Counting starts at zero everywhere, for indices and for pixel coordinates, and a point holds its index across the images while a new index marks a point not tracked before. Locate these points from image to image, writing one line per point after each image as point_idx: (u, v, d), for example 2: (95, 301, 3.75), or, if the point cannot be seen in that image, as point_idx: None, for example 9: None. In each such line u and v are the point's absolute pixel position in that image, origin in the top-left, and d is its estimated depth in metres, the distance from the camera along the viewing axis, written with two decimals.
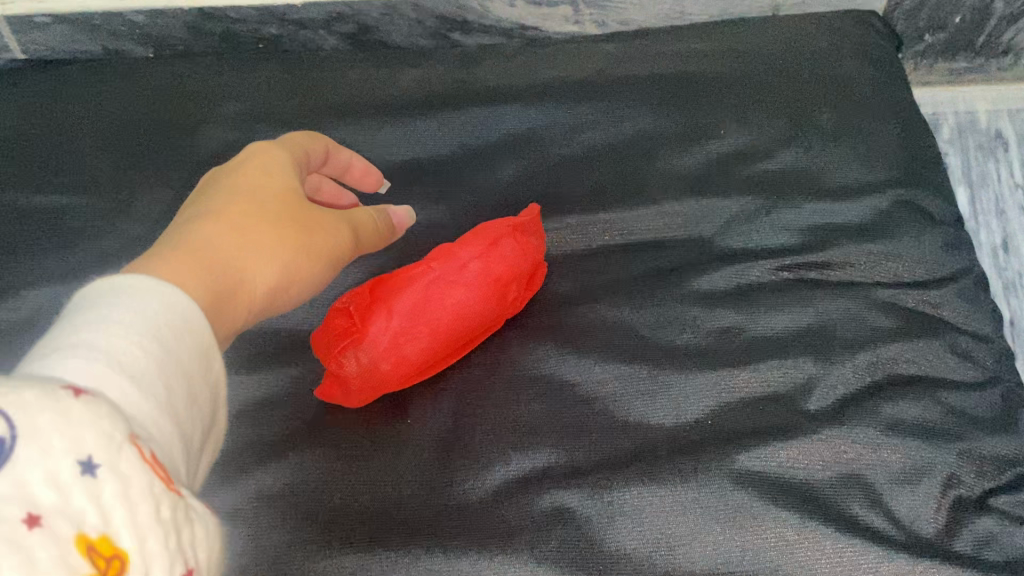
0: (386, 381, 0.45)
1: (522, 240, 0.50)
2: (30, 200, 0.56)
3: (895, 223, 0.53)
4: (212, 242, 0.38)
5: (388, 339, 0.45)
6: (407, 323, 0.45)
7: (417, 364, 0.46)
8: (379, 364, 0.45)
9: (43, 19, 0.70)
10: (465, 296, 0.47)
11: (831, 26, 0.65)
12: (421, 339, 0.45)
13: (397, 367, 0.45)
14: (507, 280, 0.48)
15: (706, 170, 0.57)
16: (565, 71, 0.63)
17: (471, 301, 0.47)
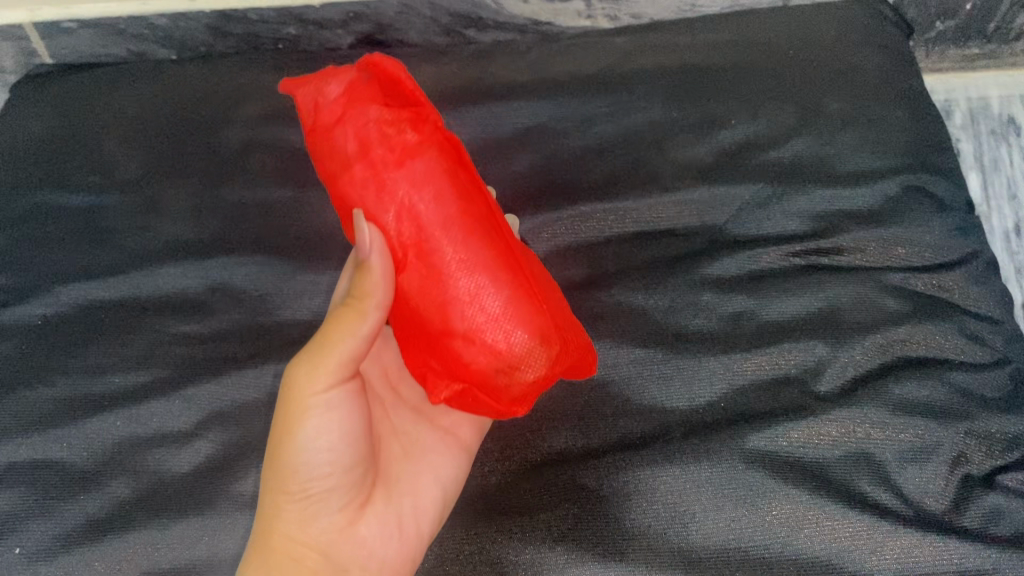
0: (539, 316, 0.37)
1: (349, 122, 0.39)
2: (61, 200, 0.58)
3: (905, 208, 0.54)
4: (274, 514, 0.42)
5: (513, 339, 0.37)
6: (453, 293, 0.37)
7: (507, 267, 0.38)
8: (515, 339, 0.37)
9: (70, 25, 0.72)
10: (417, 201, 0.38)
11: (842, 15, 0.66)
12: (479, 276, 0.37)
13: (518, 306, 0.37)
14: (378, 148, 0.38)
15: (718, 159, 0.58)
16: (579, 64, 0.64)
17: (422, 193, 0.38)
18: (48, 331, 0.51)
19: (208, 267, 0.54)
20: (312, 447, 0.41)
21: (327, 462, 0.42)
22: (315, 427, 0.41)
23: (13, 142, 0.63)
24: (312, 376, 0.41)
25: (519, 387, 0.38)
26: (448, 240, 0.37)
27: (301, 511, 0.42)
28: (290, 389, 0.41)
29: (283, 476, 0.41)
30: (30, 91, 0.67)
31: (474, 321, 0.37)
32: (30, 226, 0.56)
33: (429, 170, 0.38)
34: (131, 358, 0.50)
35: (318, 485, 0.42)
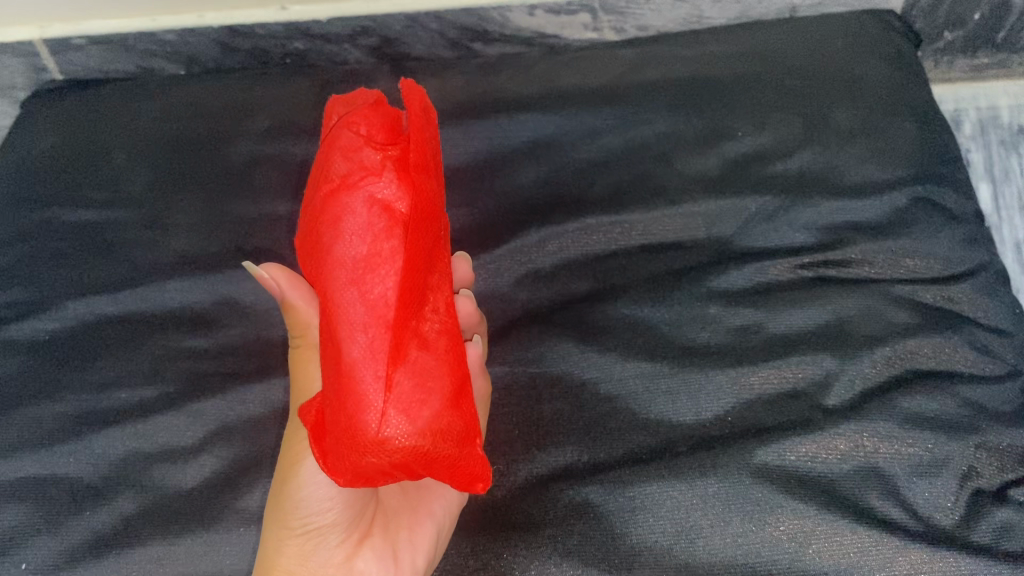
0: (399, 393, 0.32)
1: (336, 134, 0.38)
2: (69, 215, 0.58)
3: (913, 219, 0.53)
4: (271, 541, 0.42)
5: (378, 416, 0.31)
6: (339, 341, 0.33)
7: (384, 329, 0.33)
8: (381, 411, 0.31)
9: (80, 41, 0.73)
10: (340, 230, 0.35)
11: (849, 27, 0.66)
12: (356, 326, 0.33)
13: (377, 373, 0.32)
14: (340, 167, 0.37)
15: (724, 171, 0.58)
16: (584, 77, 0.64)
17: (348, 223, 0.35)
18: (54, 346, 0.51)
19: (215, 282, 0.54)
20: (314, 483, 0.41)
21: (330, 499, 0.42)
22: (320, 465, 0.41)
23: (23, 158, 0.63)
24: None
25: (354, 453, 0.32)
26: (344, 276, 0.34)
27: (301, 546, 0.42)
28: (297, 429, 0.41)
29: (283, 512, 0.41)
30: (40, 107, 0.68)
31: (342, 375, 0.32)
32: (38, 241, 0.57)
33: (371, 203, 0.35)
34: (137, 373, 0.50)
35: (323, 520, 0.42)
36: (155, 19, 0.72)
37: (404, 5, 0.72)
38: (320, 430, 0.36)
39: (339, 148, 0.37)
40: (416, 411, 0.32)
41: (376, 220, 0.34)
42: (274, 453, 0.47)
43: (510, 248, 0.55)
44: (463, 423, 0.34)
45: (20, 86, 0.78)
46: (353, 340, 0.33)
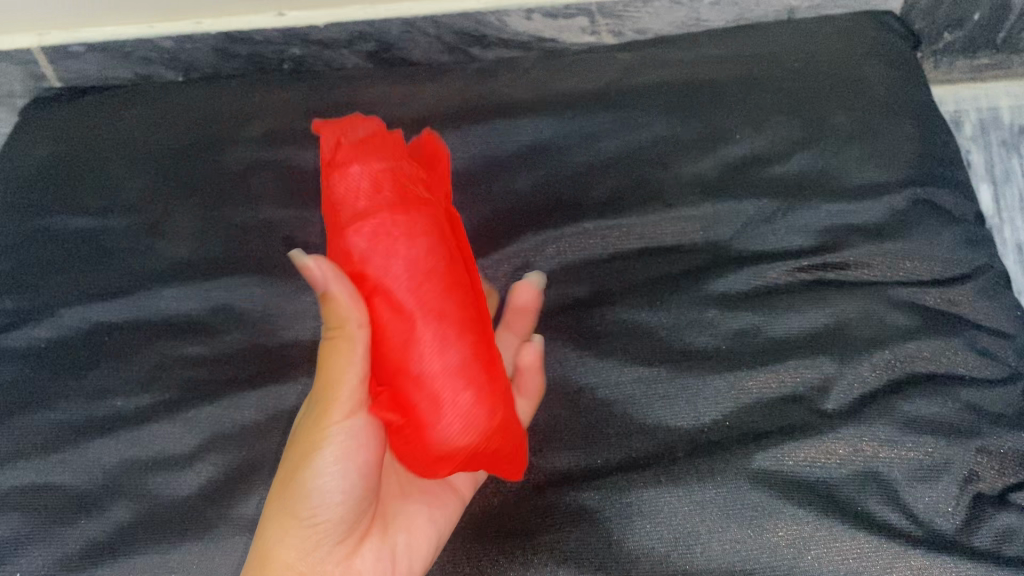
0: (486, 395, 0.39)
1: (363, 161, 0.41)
2: (66, 222, 0.58)
3: (913, 221, 0.53)
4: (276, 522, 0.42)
5: (468, 405, 0.38)
6: (421, 348, 0.39)
7: (464, 331, 0.39)
8: (471, 403, 0.38)
9: (77, 49, 0.73)
10: (403, 260, 0.39)
11: (848, 28, 0.66)
12: (438, 341, 0.39)
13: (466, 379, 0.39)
14: (386, 194, 0.40)
15: (723, 174, 0.57)
16: (582, 81, 0.64)
17: (408, 255, 0.39)
18: (49, 354, 0.51)
19: (209, 289, 0.54)
20: (328, 475, 0.42)
21: (339, 492, 0.42)
22: (335, 456, 0.42)
23: (20, 166, 0.63)
24: (326, 411, 0.42)
25: (444, 449, 0.39)
26: (423, 296, 0.39)
27: (303, 539, 0.42)
28: (315, 421, 0.42)
29: (294, 497, 0.41)
30: (38, 115, 0.68)
31: (429, 375, 0.39)
32: (35, 249, 0.57)
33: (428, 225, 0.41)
34: (133, 380, 0.50)
35: (330, 513, 0.42)
36: (151, 24, 0.72)
37: (401, 10, 0.72)
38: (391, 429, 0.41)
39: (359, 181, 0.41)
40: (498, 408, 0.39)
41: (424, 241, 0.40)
42: (271, 460, 0.47)
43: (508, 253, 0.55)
44: (514, 406, 0.42)
45: (18, 93, 0.78)
46: (437, 345, 0.39)
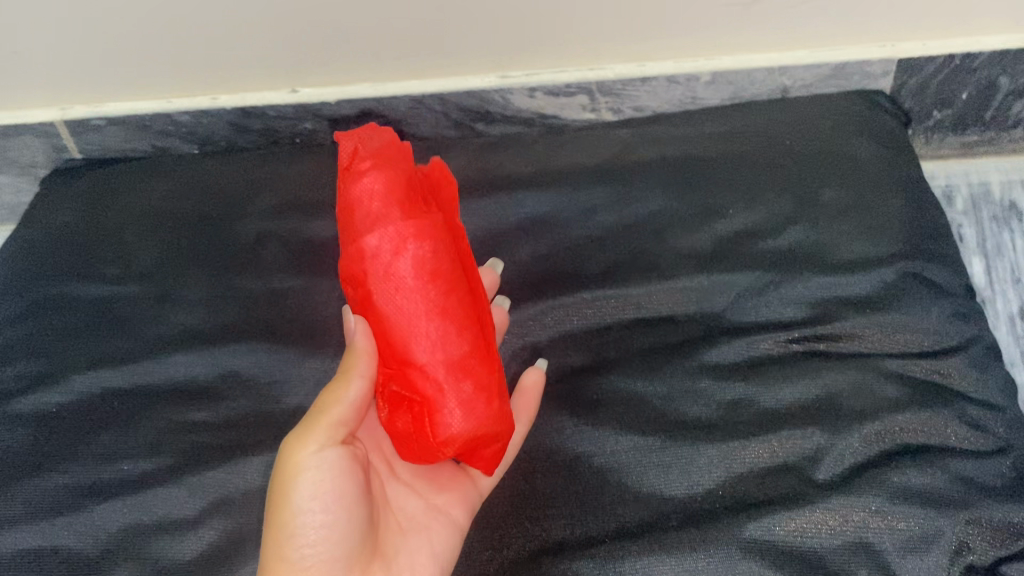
0: (487, 385, 0.44)
1: (376, 161, 0.46)
2: (83, 291, 0.60)
3: (903, 294, 0.54)
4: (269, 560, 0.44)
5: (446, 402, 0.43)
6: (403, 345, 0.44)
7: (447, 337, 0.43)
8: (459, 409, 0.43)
9: (99, 122, 0.77)
10: (409, 252, 0.43)
11: (838, 108, 0.68)
12: (461, 333, 0.44)
13: (464, 373, 0.43)
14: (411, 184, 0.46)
15: (716, 248, 0.59)
16: (581, 156, 0.66)
17: (415, 248, 0.43)
18: (61, 418, 0.52)
19: (217, 356, 0.55)
20: (309, 511, 0.44)
21: (322, 524, 0.44)
22: (312, 492, 0.44)
23: (42, 237, 0.66)
24: (303, 443, 0.44)
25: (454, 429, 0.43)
26: (432, 291, 0.43)
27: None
28: (285, 461, 0.44)
29: (283, 530, 0.44)
30: (61, 188, 0.71)
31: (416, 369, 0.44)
32: (51, 316, 0.59)
33: (437, 221, 0.45)
34: (142, 445, 0.51)
35: (312, 555, 0.44)
36: (171, 99, 0.75)
37: (409, 87, 0.75)
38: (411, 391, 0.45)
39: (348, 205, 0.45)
40: (496, 404, 0.44)
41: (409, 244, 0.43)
42: None
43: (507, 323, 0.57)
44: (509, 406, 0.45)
45: (38, 164, 0.81)
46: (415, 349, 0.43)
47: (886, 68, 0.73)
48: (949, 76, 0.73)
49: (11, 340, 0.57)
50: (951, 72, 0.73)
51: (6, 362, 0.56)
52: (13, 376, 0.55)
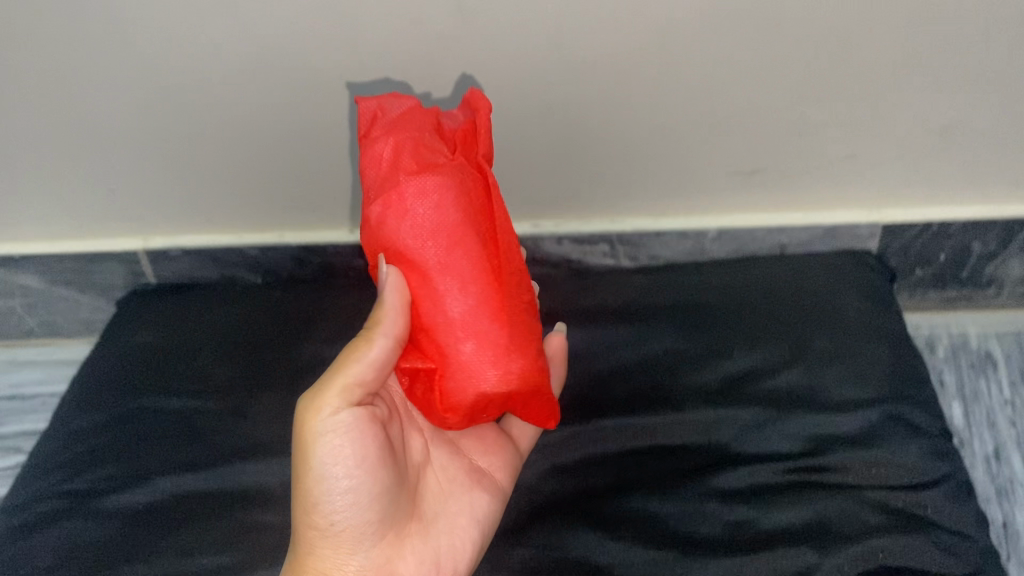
0: (493, 341, 0.45)
1: (387, 137, 0.48)
2: (163, 403, 0.69)
3: (886, 434, 0.62)
4: (308, 512, 0.51)
5: (460, 350, 0.46)
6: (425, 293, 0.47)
7: (460, 287, 0.46)
8: (466, 351, 0.45)
9: (176, 252, 0.87)
10: (408, 217, 0.46)
11: (831, 266, 0.78)
12: (472, 284, 0.46)
13: (466, 332, 0.46)
14: (433, 144, 0.48)
15: (723, 385, 0.67)
16: (603, 299, 0.76)
17: (413, 211, 0.46)
18: (146, 517, 0.60)
19: (284, 465, 0.63)
20: (334, 479, 0.50)
21: (348, 488, 0.50)
22: (333, 460, 0.50)
23: (125, 352, 0.74)
24: (319, 410, 0.50)
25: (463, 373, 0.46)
26: (432, 253, 0.46)
27: (340, 540, 0.51)
28: (305, 425, 0.50)
29: (314, 490, 0.51)
30: (143, 310, 0.80)
31: (436, 321, 0.47)
32: (136, 425, 0.67)
33: (444, 181, 0.46)
34: (217, 542, 0.58)
35: (341, 518, 0.51)
36: (240, 233, 0.86)
37: None
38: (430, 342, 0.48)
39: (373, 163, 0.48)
40: (499, 360, 0.45)
41: (421, 207, 0.46)
42: None
43: (539, 446, 0.65)
44: (528, 357, 0.46)
45: (117, 286, 0.91)
46: (429, 302, 0.47)
47: (873, 231, 0.84)
48: (929, 240, 0.84)
49: (100, 445, 0.65)
50: (929, 236, 0.84)
51: (97, 466, 0.64)
52: (103, 478, 0.63)
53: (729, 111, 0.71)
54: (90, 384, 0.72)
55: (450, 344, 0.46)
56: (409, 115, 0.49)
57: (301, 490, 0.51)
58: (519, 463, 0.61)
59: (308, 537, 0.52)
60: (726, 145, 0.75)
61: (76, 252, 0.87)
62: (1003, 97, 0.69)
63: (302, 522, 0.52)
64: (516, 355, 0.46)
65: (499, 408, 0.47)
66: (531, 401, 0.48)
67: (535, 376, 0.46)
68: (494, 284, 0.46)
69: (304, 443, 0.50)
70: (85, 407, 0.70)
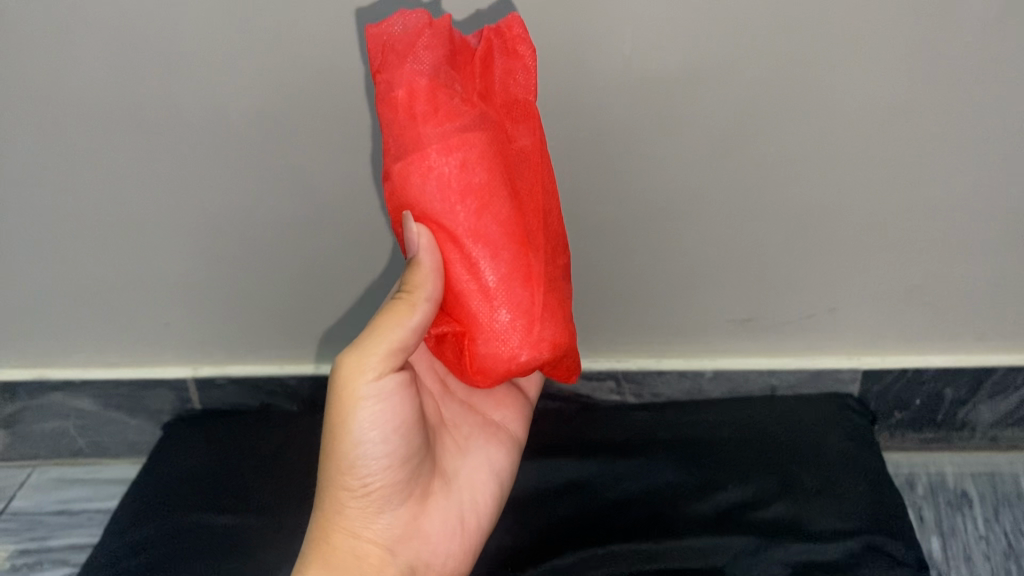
0: (525, 308, 0.50)
1: (404, 74, 0.48)
2: (211, 520, 0.76)
3: (865, 563, 0.69)
4: (342, 470, 0.55)
5: (495, 317, 0.50)
6: (457, 257, 0.50)
7: (491, 250, 0.50)
8: (500, 317, 0.50)
9: (221, 380, 0.97)
10: (435, 176, 0.49)
11: (815, 407, 0.86)
12: (504, 249, 0.50)
13: (499, 298, 0.50)
14: (451, 90, 0.49)
15: (718, 514, 0.74)
16: (610, 432, 0.84)
17: (440, 173, 0.49)
18: None
19: None
20: (370, 440, 0.54)
21: (384, 451, 0.54)
22: (372, 422, 0.53)
23: (175, 472, 0.82)
24: (361, 373, 0.53)
25: (499, 338, 0.50)
26: (461, 218, 0.49)
27: (373, 500, 0.56)
28: (345, 386, 0.53)
29: (350, 450, 0.54)
30: (190, 434, 0.88)
31: (467, 287, 0.51)
32: (187, 540, 0.74)
33: (469, 139, 0.49)
34: None
35: (373, 480, 0.55)
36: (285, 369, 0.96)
37: None
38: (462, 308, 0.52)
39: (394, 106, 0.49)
40: (531, 329, 0.50)
41: (449, 166, 0.48)
42: None
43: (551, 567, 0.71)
44: (556, 322, 0.51)
45: (163, 411, 1.00)
46: (463, 269, 0.51)
47: (854, 375, 0.95)
48: (905, 385, 0.95)
49: (155, 558, 0.72)
50: (906, 381, 0.95)
51: None
52: None
53: (722, 259, 0.86)
54: (140, 503, 0.79)
55: (484, 310, 0.50)
56: (420, 44, 0.49)
57: (337, 450, 0.55)
58: (528, 411, 0.69)
59: (340, 495, 0.56)
60: (718, 292, 0.89)
61: (132, 378, 0.96)
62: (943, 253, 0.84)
63: (334, 481, 0.56)
64: (546, 319, 0.50)
65: (528, 373, 0.52)
66: (557, 360, 0.53)
67: (563, 342, 0.51)
68: (523, 249, 0.50)
69: (342, 400, 0.54)
70: (140, 523, 0.76)
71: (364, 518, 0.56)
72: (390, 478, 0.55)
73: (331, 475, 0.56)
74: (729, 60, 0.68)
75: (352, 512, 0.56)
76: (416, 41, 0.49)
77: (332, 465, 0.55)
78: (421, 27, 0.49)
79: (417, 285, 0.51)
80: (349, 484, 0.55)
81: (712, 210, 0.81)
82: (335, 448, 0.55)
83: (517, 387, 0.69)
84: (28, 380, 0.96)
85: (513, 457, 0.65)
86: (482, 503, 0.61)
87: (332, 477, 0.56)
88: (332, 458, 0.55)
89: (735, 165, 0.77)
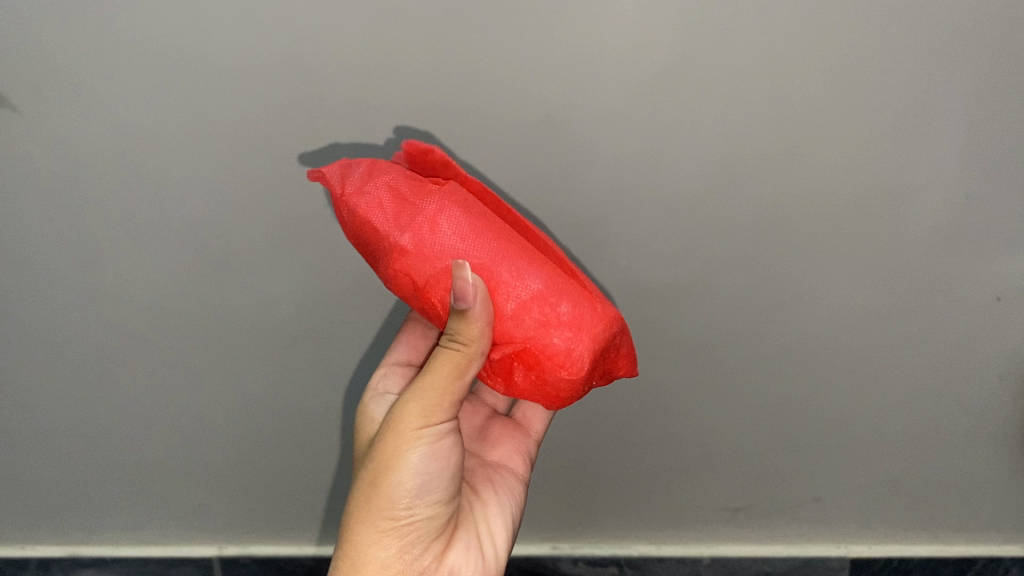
0: (578, 296, 0.55)
1: (379, 180, 0.56)
2: None
3: None
4: (386, 505, 0.61)
5: (564, 310, 0.54)
6: (502, 282, 0.54)
7: (529, 264, 0.55)
8: (566, 310, 0.54)
9: (245, 558, 1.08)
10: (446, 232, 0.54)
11: None
12: (534, 262, 0.56)
13: (558, 294, 0.54)
14: (420, 181, 0.57)
15: None
16: None
17: (448, 226, 0.54)
18: None
19: None
20: (420, 475, 0.61)
21: (428, 484, 0.62)
22: (424, 458, 0.61)
23: None
24: (422, 415, 0.61)
25: (573, 326, 0.54)
26: (487, 248, 0.55)
27: (412, 533, 0.62)
28: (400, 426, 0.61)
29: (399, 485, 0.61)
30: None
31: (525, 301, 0.54)
32: None
33: (452, 197, 0.56)
34: None
35: (420, 511, 0.62)
36: (305, 545, 1.10)
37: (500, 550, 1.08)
38: (522, 324, 0.55)
39: (385, 201, 0.55)
40: (592, 308, 0.55)
41: (455, 216, 0.55)
42: None
43: None
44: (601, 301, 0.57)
45: None
46: (511, 290, 0.54)
47: (842, 563, 1.06)
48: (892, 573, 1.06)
49: None
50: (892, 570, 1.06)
51: None
52: None
53: (713, 454, 0.98)
54: None
55: (553, 312, 0.54)
56: (375, 165, 0.58)
57: (386, 484, 0.61)
58: (532, 451, 0.82)
59: (379, 531, 0.62)
60: (714, 481, 1.00)
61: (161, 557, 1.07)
62: (911, 454, 0.97)
63: (377, 519, 0.62)
64: (597, 302, 0.56)
65: (599, 362, 0.56)
66: (619, 338, 0.58)
67: (618, 315, 0.57)
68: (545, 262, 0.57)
69: (396, 441, 0.61)
70: None
71: (400, 551, 0.62)
72: (427, 513, 0.62)
73: (371, 514, 0.62)
74: (704, 305, 0.83)
75: (387, 547, 0.62)
76: (373, 168, 0.57)
77: (376, 501, 0.62)
78: (366, 161, 0.58)
79: (475, 319, 0.54)
80: (391, 518, 0.61)
81: (699, 420, 0.94)
82: (382, 485, 0.61)
83: (519, 429, 0.82)
84: (64, 557, 1.07)
85: (519, 490, 0.77)
86: (501, 527, 0.71)
87: (371, 517, 0.62)
88: (378, 496, 0.62)
89: (712, 385, 0.91)
